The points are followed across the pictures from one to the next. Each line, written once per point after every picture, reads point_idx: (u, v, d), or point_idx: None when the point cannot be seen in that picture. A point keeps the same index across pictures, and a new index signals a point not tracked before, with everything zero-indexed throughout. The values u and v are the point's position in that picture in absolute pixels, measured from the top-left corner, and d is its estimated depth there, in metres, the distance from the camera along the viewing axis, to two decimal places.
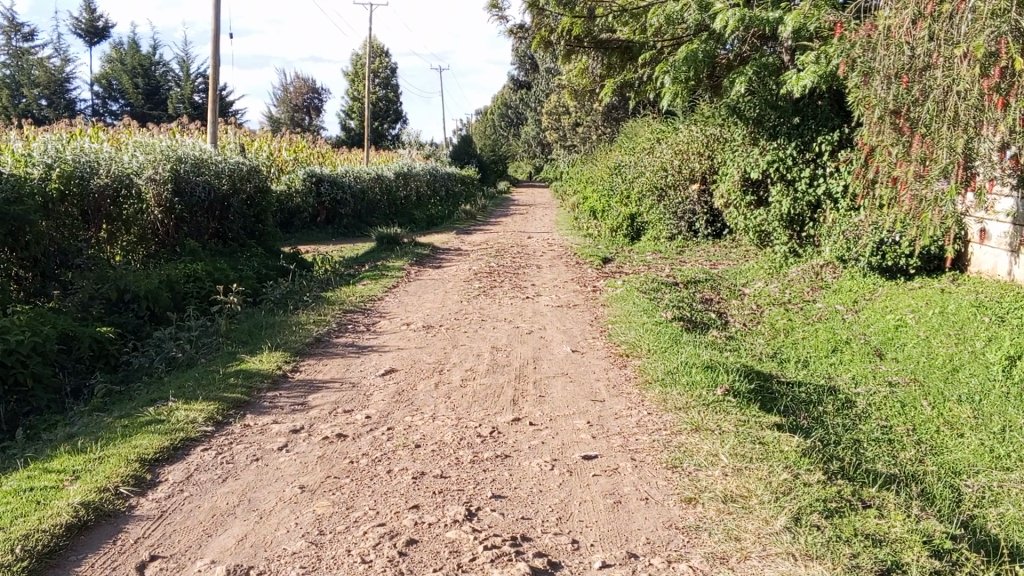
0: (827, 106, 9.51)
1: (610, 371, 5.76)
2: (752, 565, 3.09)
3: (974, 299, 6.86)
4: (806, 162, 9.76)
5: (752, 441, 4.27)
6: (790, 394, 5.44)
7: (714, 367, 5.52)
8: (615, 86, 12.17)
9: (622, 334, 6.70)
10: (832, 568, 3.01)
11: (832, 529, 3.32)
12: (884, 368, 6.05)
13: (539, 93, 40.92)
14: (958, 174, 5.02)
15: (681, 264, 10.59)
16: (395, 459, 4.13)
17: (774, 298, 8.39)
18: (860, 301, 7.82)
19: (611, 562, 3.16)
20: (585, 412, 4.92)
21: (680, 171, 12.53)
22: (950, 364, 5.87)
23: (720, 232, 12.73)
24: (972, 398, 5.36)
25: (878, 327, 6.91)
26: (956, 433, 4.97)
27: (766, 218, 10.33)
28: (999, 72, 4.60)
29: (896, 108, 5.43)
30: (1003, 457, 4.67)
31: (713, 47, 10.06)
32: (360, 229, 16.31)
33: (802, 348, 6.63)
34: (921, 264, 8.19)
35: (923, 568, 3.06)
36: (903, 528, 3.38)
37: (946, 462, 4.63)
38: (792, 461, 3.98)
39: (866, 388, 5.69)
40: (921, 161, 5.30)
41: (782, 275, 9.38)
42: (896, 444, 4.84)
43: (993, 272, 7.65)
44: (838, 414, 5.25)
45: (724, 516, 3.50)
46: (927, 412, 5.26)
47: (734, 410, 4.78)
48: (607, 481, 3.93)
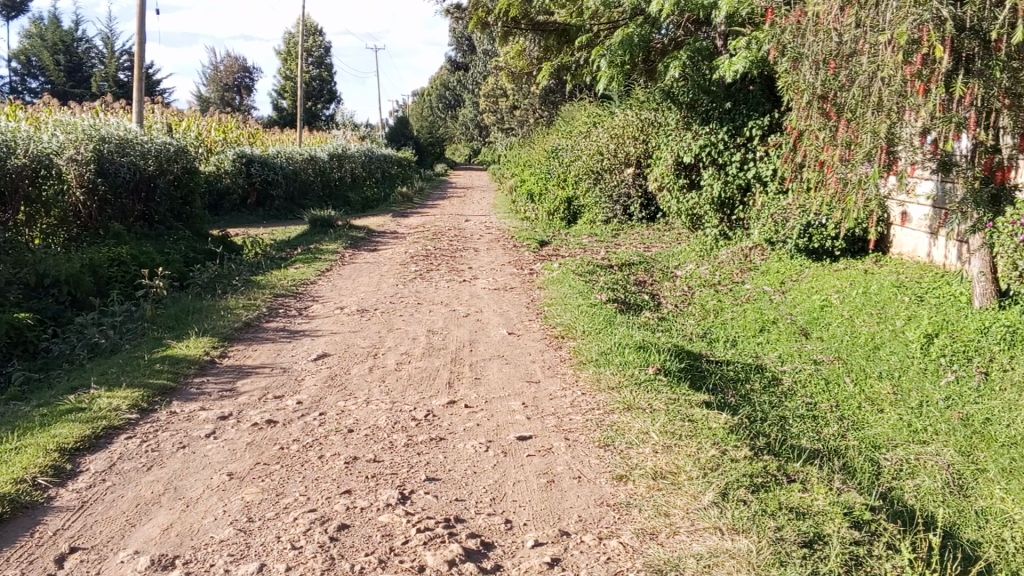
0: (758, 91, 9.62)
1: (545, 353, 5.78)
2: (681, 540, 3.16)
3: (894, 279, 7.11)
4: (737, 146, 9.92)
5: (681, 419, 4.34)
6: (718, 372, 5.56)
7: (647, 348, 5.59)
8: (552, 69, 12.11)
9: (558, 316, 6.75)
10: (757, 540, 3.09)
11: (758, 503, 3.41)
12: (810, 346, 6.20)
13: (475, 74, 40.62)
14: (881, 158, 5.14)
15: (616, 247, 10.71)
16: (327, 444, 4.07)
17: (705, 280, 8.53)
18: (787, 282, 8.01)
19: (543, 540, 3.18)
20: (521, 394, 4.93)
21: (615, 155, 12.59)
22: (871, 342, 6.04)
23: (654, 216, 12.80)
24: (892, 374, 5.52)
25: (804, 307, 7.08)
26: (876, 409, 5.11)
27: (697, 202, 10.42)
28: (921, 59, 4.76)
29: (823, 92, 5.58)
30: (920, 431, 4.79)
31: (649, 30, 10.13)
32: (292, 212, 16.08)
33: (730, 328, 6.77)
34: (846, 246, 8.41)
35: (843, 539, 3.16)
36: (826, 500, 3.50)
37: (867, 437, 4.77)
38: (720, 438, 4.07)
39: (792, 365, 5.84)
40: (846, 145, 5.46)
41: (713, 257, 9.53)
42: (820, 420, 4.98)
43: (914, 254, 7.92)
44: (765, 391, 5.38)
45: (654, 492, 3.56)
46: (849, 389, 5.41)
47: (665, 388, 4.86)
48: (541, 460, 3.95)
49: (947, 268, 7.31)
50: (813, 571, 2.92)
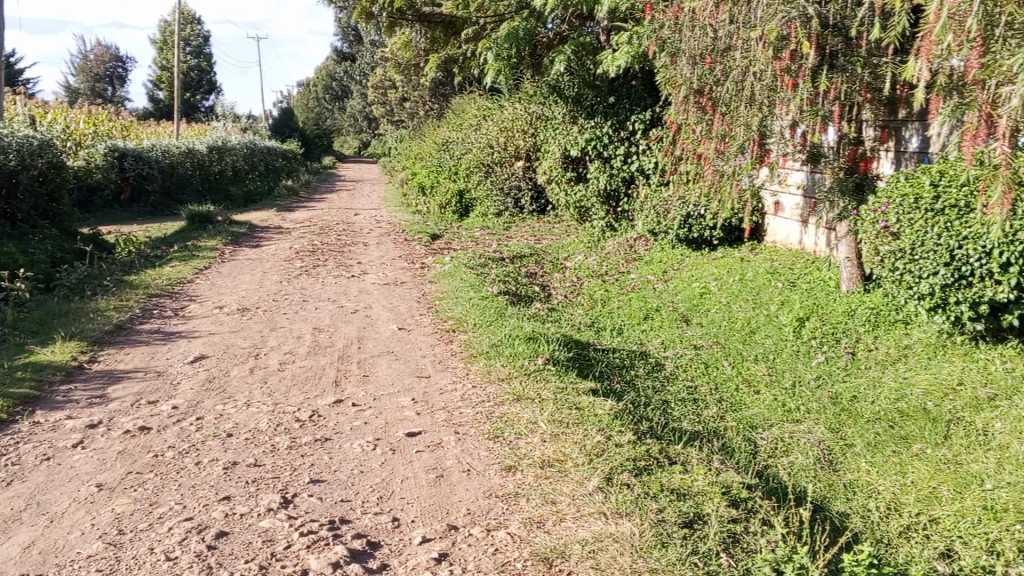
0: (639, 86, 9.94)
1: (435, 347, 5.75)
2: (567, 527, 3.20)
3: (768, 267, 7.42)
4: (621, 140, 10.08)
5: (569, 407, 4.41)
6: (605, 359, 5.67)
7: (537, 338, 5.63)
8: (438, 61, 12.03)
9: (449, 309, 6.72)
10: (640, 523, 3.16)
11: (640, 487, 3.49)
12: (690, 332, 6.40)
13: (363, 65, 39.99)
14: (754, 150, 5.40)
15: (507, 239, 10.77)
16: (205, 450, 3.92)
17: (592, 271, 8.68)
18: (669, 271, 8.24)
19: (431, 536, 3.16)
20: (410, 389, 4.88)
21: (505, 148, 12.65)
22: (748, 326, 6.29)
23: (544, 209, 12.83)
24: (767, 356, 5.75)
25: (685, 294, 7.30)
26: (752, 390, 5.31)
27: (585, 194, 10.59)
28: (789, 55, 4.91)
29: (699, 87, 5.74)
30: (793, 410, 4.98)
31: (534, 24, 10.20)
32: (170, 208, 15.41)
33: (616, 317, 6.91)
34: (724, 235, 8.73)
35: (721, 517, 3.27)
36: (705, 480, 3.62)
37: (744, 417, 4.93)
38: (605, 424, 4.15)
39: (674, 351, 6.02)
40: (721, 137, 5.63)
41: (600, 248, 9.69)
42: (700, 403, 5.15)
43: (786, 242, 8.30)
44: (648, 376, 5.53)
45: (542, 481, 3.59)
46: (727, 371, 5.61)
47: (554, 377, 4.93)
48: (430, 456, 3.92)
49: (818, 255, 7.66)
50: (692, 550, 3.00)
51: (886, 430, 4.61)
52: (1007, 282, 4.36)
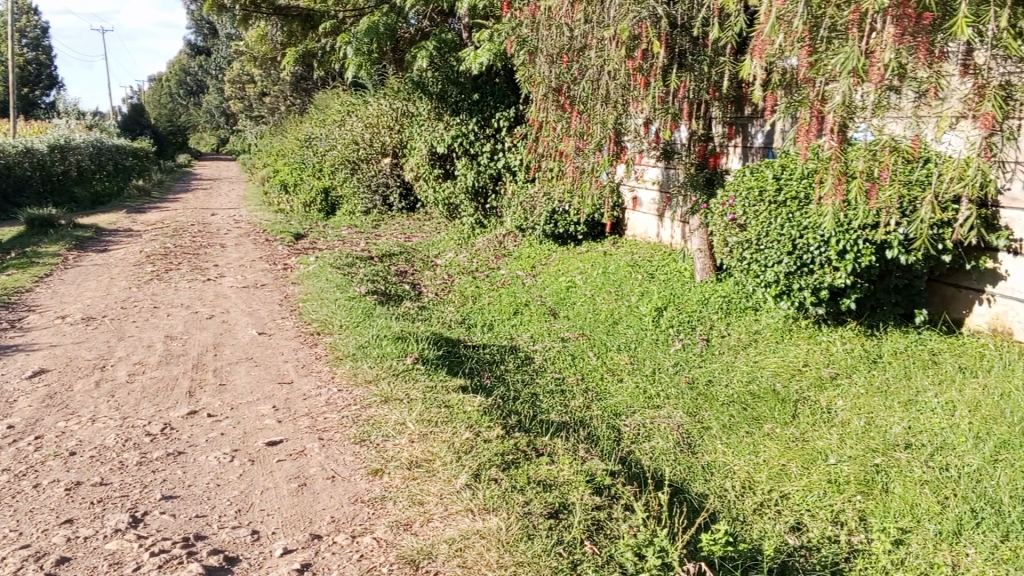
0: (503, 84, 10.01)
1: (299, 351, 5.58)
2: (434, 527, 3.18)
3: (630, 260, 7.64)
4: (486, 137, 10.14)
5: (437, 406, 4.37)
6: (474, 356, 5.65)
7: (405, 338, 5.55)
8: (295, 56, 11.54)
9: (313, 311, 6.55)
10: (507, 517, 3.17)
11: (508, 480, 3.51)
12: (557, 326, 6.42)
13: (220, 59, 38.39)
14: (610, 148, 5.55)
15: (376, 238, 10.63)
16: (44, 472, 3.65)
17: (463, 268, 8.66)
18: (538, 266, 8.33)
19: (293, 547, 3.07)
20: (271, 396, 4.72)
21: (371, 145, 12.42)
22: (611, 317, 6.33)
23: (414, 205, 12.77)
24: (629, 346, 5.73)
25: (552, 289, 7.39)
26: (615, 378, 5.27)
27: (453, 191, 10.49)
28: (641, 54, 4.97)
29: (558, 86, 5.59)
30: (655, 396, 4.91)
31: (394, 20, 10.05)
32: (6, 212, 14.30)
33: (486, 313, 6.88)
34: (587, 230, 8.94)
35: (586, 505, 3.32)
36: (570, 470, 3.68)
37: (609, 405, 4.87)
38: (474, 420, 4.14)
39: (542, 344, 6.01)
40: (579, 135, 5.64)
41: (471, 245, 9.65)
42: (567, 393, 5.08)
43: (645, 235, 8.59)
44: (518, 370, 5.49)
45: (409, 482, 3.54)
46: (592, 361, 5.58)
47: (423, 376, 4.87)
48: (292, 464, 3.80)
49: (674, 248, 7.91)
50: (557, 541, 3.03)
51: (739, 412, 4.49)
52: (845, 268, 4.35)
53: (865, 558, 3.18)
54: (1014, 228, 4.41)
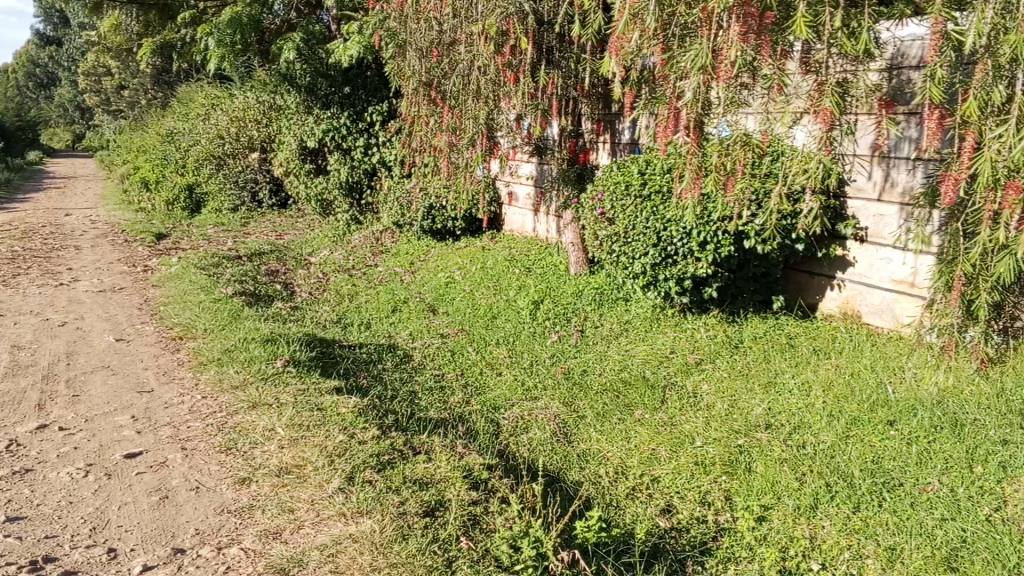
0: (375, 76, 8.89)
1: (160, 358, 5.25)
2: (306, 534, 3.07)
3: (508, 254, 7.50)
4: (359, 131, 9.03)
5: (310, 409, 4.14)
6: (350, 356, 5.11)
7: (275, 340, 5.28)
8: (152, 46, 10.88)
9: (175, 315, 6.20)
10: (381, 518, 3.07)
11: (383, 482, 3.35)
12: (437, 321, 5.81)
13: (72, 50, 35.96)
14: (482, 144, 5.31)
15: (245, 236, 9.68)
16: None
17: (338, 265, 7.86)
18: (416, 263, 7.75)
19: (153, 563, 2.91)
20: (129, 407, 4.42)
21: (237, 139, 11.28)
22: (489, 312, 5.85)
23: (286, 203, 11.57)
24: (508, 340, 5.28)
25: (431, 286, 6.80)
26: (495, 372, 4.81)
27: (324, 186, 9.33)
28: (510, 51, 4.95)
29: (428, 79, 5.40)
30: (533, 388, 4.56)
31: (259, 10, 9.49)
32: None
33: (363, 311, 6.17)
34: (466, 225, 8.55)
35: (462, 501, 3.20)
36: (449, 466, 3.50)
37: (488, 399, 4.44)
38: (348, 422, 3.92)
39: (421, 341, 5.38)
40: (452, 129, 5.42)
41: (347, 242, 8.82)
42: (447, 390, 4.57)
43: (523, 230, 8.53)
44: (396, 368, 4.92)
45: (278, 490, 3.40)
46: (473, 356, 5.06)
47: (294, 379, 4.61)
48: (153, 476, 3.59)
49: (549, 241, 7.95)
50: (433, 538, 2.96)
51: (612, 399, 4.40)
52: (706, 258, 4.53)
53: (731, 535, 3.23)
54: (859, 217, 4.70)
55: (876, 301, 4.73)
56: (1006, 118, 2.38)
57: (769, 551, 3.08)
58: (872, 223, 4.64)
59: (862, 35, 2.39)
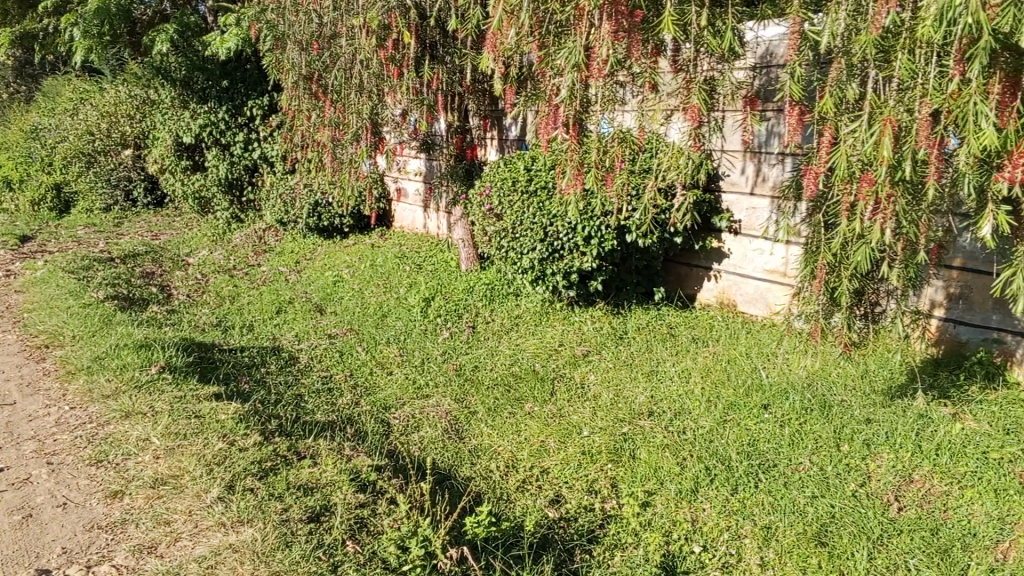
0: (255, 69, 8.71)
1: (23, 368, 4.92)
2: (182, 546, 2.93)
3: (397, 252, 7.39)
4: (238, 126, 8.78)
5: (187, 417, 3.97)
6: (232, 360, 4.92)
7: (150, 346, 5.03)
8: (12, 37, 10.22)
9: (41, 322, 5.82)
10: (262, 527, 2.97)
11: (265, 489, 3.25)
12: (324, 322, 5.67)
13: None
14: (367, 139, 5.18)
15: (119, 237, 9.18)
16: None
17: (218, 266, 7.58)
18: (302, 262, 7.57)
19: None
20: None
21: (109, 136, 10.62)
22: (378, 311, 5.76)
23: (162, 201, 11.17)
24: (398, 339, 5.21)
25: (318, 284, 6.66)
26: (385, 372, 4.72)
27: (204, 183, 8.93)
28: (393, 45, 4.83)
29: (308, 73, 5.39)
30: (424, 386, 4.50)
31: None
32: None
33: (246, 314, 5.96)
34: (354, 223, 8.40)
35: (348, 505, 3.14)
36: (334, 470, 3.42)
37: (377, 400, 4.34)
38: (228, 429, 3.78)
39: (308, 342, 5.25)
40: (335, 125, 5.36)
41: (227, 241, 8.46)
42: (335, 391, 4.47)
43: (413, 226, 8.47)
44: (281, 372, 4.77)
45: (153, 502, 3.24)
46: (362, 356, 4.96)
47: (170, 387, 4.39)
48: (15, 494, 3.36)
49: (439, 238, 7.91)
50: (317, 544, 2.90)
51: (502, 393, 4.34)
52: (591, 253, 4.60)
53: (617, 523, 3.26)
54: (733, 210, 4.88)
55: (750, 290, 4.94)
56: (859, 114, 2.50)
57: (653, 536, 3.14)
58: (745, 216, 4.84)
59: (725, 34, 2.45)
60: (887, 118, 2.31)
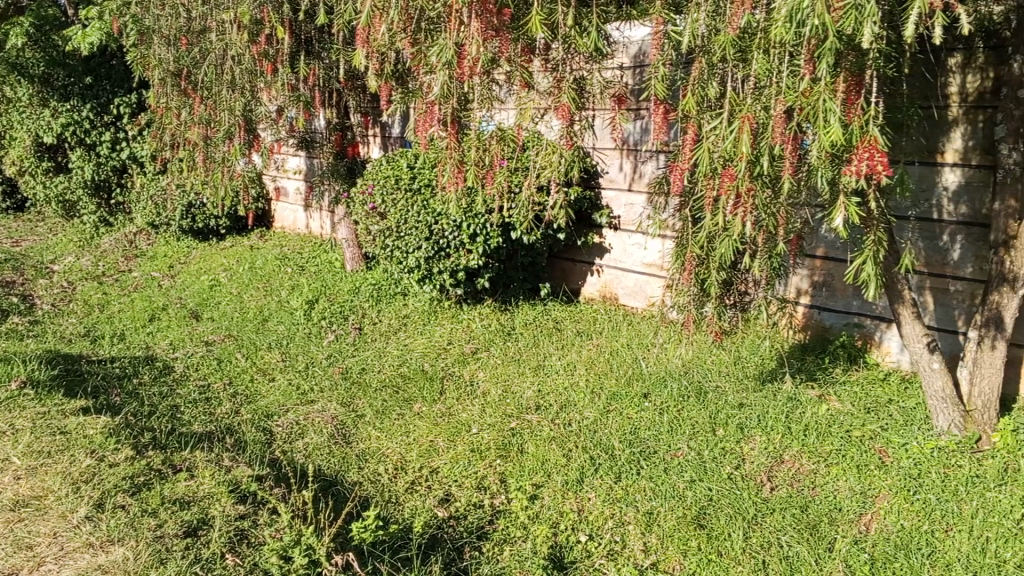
0: (121, 65, 8.26)
1: None
2: (47, 571, 2.76)
3: (277, 253, 7.21)
4: (104, 125, 8.33)
5: (51, 434, 3.74)
6: (101, 372, 4.68)
7: (9, 360, 4.71)
8: None
9: None
10: (134, 545, 2.84)
11: (138, 505, 3.11)
12: (202, 328, 5.47)
13: None
14: (240, 137, 5.01)
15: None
16: None
17: (86, 273, 7.18)
18: (176, 266, 7.27)
19: None
20: None
21: None
22: (259, 315, 5.60)
23: (22, 205, 10.51)
24: (280, 343, 5.08)
25: (194, 290, 6.41)
26: (267, 378, 4.59)
27: (68, 185, 8.46)
28: (266, 39, 4.74)
29: (177, 69, 5.17)
30: (308, 392, 4.40)
31: None
32: None
33: (116, 322, 5.68)
34: (231, 225, 8.14)
35: (228, 517, 3.03)
36: (212, 483, 3.31)
37: (259, 407, 4.22)
38: (96, 445, 3.59)
39: (184, 350, 5.05)
40: (205, 122, 5.15)
41: (93, 246, 8.05)
42: (213, 401, 4.32)
43: (295, 226, 8.30)
44: (155, 382, 4.57)
45: (12, 526, 3.03)
46: (242, 363, 4.81)
47: (32, 403, 4.13)
48: None
49: (322, 238, 7.76)
50: (195, 559, 2.79)
51: (390, 395, 4.29)
52: (477, 250, 4.64)
53: (506, 517, 3.27)
54: (612, 206, 5.01)
55: (630, 283, 5.07)
56: (719, 112, 2.59)
57: (541, 529, 3.17)
58: (624, 211, 4.96)
59: (592, 32, 2.50)
60: (746, 116, 2.40)
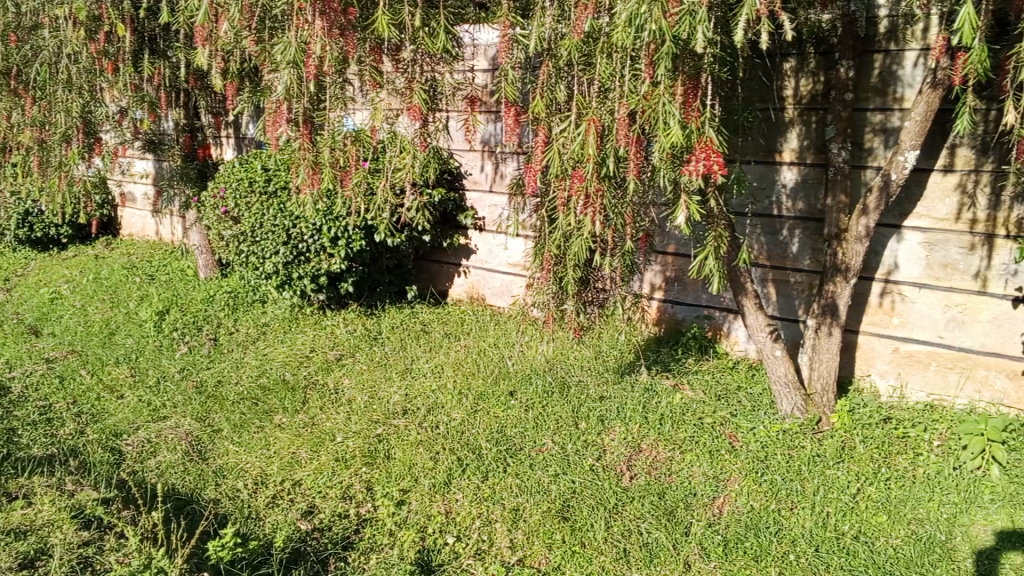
0: None
1: None
2: None
3: (125, 262, 6.85)
4: None
5: None
6: None
7: None
8: None
9: None
10: None
11: None
12: (41, 345, 5.11)
13: None
14: (79, 140, 4.65)
15: None
16: None
17: None
18: (12, 279, 6.77)
19: None
20: None
21: None
22: (105, 329, 5.29)
23: None
24: (129, 358, 4.82)
25: (31, 303, 5.99)
26: (115, 396, 4.34)
27: None
28: (105, 37, 4.52)
29: (7, 68, 4.93)
30: (160, 408, 4.19)
31: None
32: None
33: None
34: (73, 233, 7.67)
35: (69, 545, 2.84)
36: (53, 510, 3.09)
37: (107, 426, 3.99)
38: None
39: (21, 369, 4.69)
40: (40, 124, 4.73)
41: None
42: (55, 422, 4.04)
43: (144, 233, 7.90)
44: None
45: None
46: (87, 380, 4.53)
47: None
48: None
49: (174, 244, 7.43)
50: None
51: (249, 407, 4.14)
52: (339, 253, 4.54)
53: (373, 525, 3.21)
54: (477, 207, 5.04)
55: (496, 283, 5.11)
56: (567, 114, 2.65)
57: (407, 534, 3.12)
58: (488, 212, 5.01)
59: (439, 33, 2.49)
60: (592, 118, 2.46)
